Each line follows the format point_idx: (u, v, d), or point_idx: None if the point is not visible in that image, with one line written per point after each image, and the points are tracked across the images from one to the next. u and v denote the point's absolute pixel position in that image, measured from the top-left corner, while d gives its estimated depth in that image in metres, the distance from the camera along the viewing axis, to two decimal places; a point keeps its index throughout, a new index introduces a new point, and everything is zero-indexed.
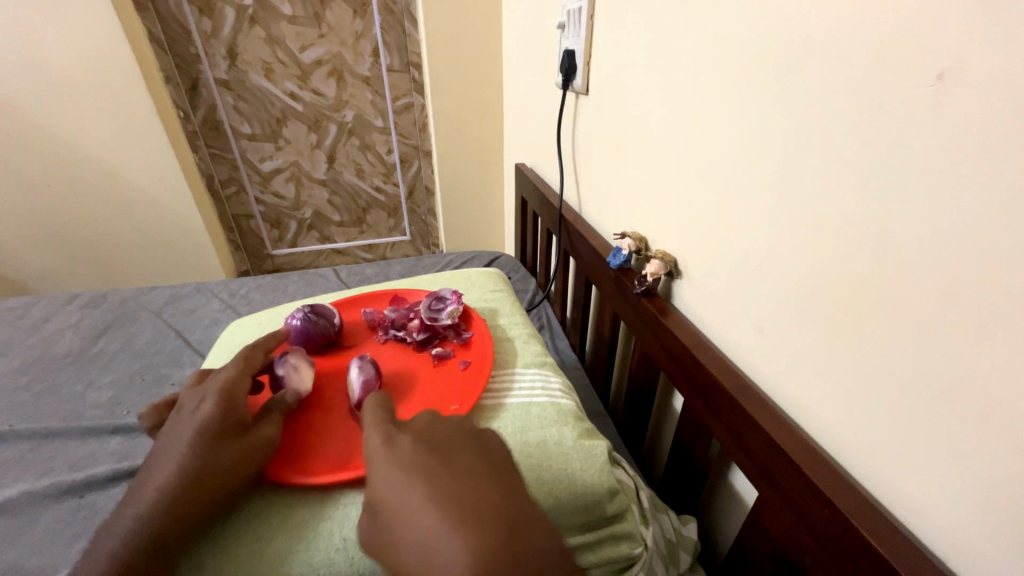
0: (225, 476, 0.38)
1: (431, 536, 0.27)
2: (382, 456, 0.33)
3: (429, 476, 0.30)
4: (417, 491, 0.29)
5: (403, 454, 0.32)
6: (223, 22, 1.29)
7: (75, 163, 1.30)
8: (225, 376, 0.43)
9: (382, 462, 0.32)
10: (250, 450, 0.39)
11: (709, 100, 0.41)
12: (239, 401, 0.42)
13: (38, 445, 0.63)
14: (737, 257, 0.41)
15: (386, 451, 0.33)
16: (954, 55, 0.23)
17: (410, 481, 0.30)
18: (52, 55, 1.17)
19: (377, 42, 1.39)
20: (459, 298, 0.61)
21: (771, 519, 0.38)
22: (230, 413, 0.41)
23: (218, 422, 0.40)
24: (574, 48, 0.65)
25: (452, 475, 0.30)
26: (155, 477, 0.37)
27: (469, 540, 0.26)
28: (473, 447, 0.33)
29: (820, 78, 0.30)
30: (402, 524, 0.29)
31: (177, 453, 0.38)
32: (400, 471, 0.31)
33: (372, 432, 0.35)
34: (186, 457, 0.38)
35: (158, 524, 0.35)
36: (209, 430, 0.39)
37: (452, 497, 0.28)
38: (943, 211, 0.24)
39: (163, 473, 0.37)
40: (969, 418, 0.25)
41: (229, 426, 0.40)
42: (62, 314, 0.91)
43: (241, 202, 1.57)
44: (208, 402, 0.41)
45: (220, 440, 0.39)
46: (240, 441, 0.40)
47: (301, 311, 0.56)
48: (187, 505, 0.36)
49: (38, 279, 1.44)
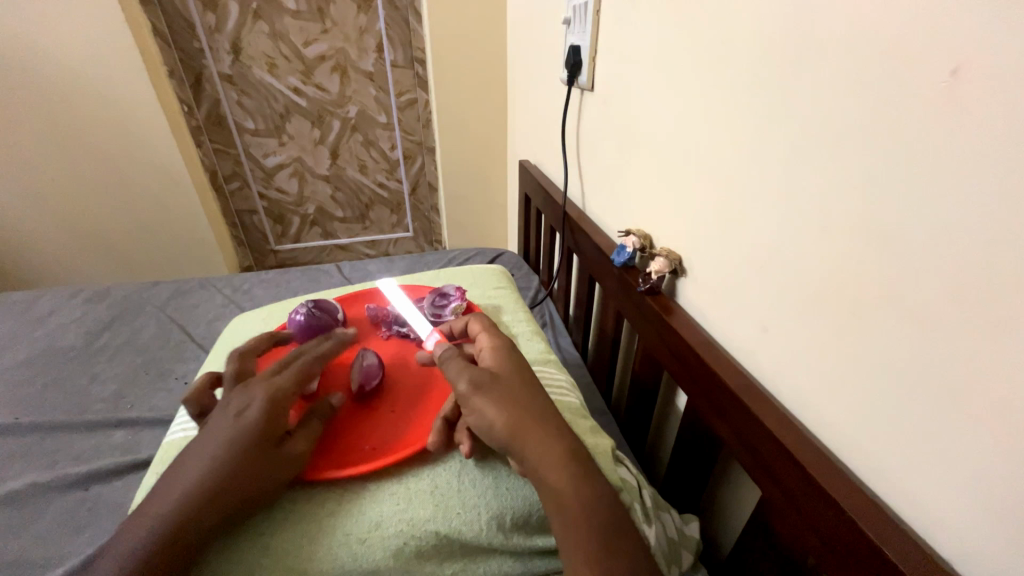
0: (255, 490, 0.37)
1: (534, 425, 0.37)
2: (506, 361, 0.42)
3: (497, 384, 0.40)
4: (526, 391, 0.39)
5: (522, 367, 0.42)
6: (227, 16, 1.28)
7: (80, 157, 1.31)
8: (274, 381, 0.42)
9: (497, 365, 0.42)
10: (282, 466, 0.39)
11: (715, 97, 0.41)
12: (281, 408, 0.41)
13: (43, 438, 0.64)
14: (742, 256, 0.40)
15: (506, 359, 0.43)
16: (966, 51, 0.23)
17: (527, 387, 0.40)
18: (56, 49, 1.17)
19: (380, 38, 1.39)
20: (462, 295, 0.61)
21: (774, 518, 0.38)
22: (271, 424, 0.40)
23: (258, 432, 0.39)
24: (580, 43, 0.65)
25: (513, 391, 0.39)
26: (186, 477, 0.37)
27: (563, 437, 0.37)
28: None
29: (829, 74, 0.30)
30: (508, 405, 0.38)
31: (212, 457, 0.37)
32: (503, 382, 0.40)
33: (497, 342, 0.45)
34: (219, 464, 0.37)
35: (181, 527, 0.35)
36: (248, 438, 0.38)
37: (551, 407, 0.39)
38: (955, 211, 0.24)
39: (196, 475, 0.37)
40: (977, 420, 0.24)
41: (268, 436, 0.39)
42: (67, 308, 0.92)
43: (244, 198, 1.57)
44: (252, 408, 0.40)
45: (256, 452, 0.38)
46: (275, 454, 0.39)
47: (304, 307, 0.57)
48: (223, 506, 0.36)
49: (42, 273, 1.44)
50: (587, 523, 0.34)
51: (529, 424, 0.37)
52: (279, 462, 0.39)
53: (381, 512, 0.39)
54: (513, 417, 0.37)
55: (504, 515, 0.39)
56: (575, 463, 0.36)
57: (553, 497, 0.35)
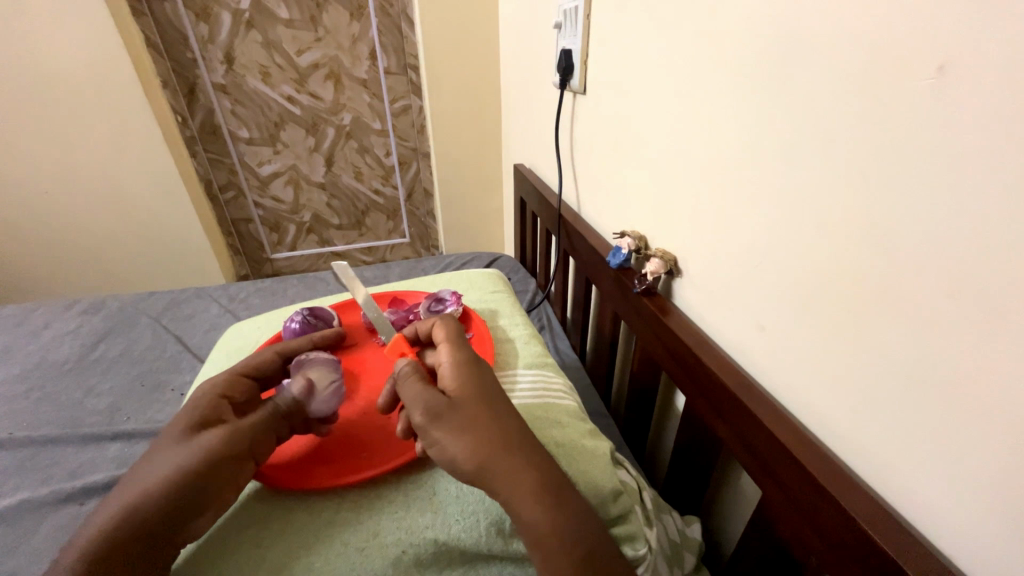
0: (173, 476, 0.36)
1: (494, 450, 0.36)
2: (463, 380, 0.40)
3: (449, 417, 0.38)
4: (487, 413, 0.38)
5: (480, 384, 0.40)
6: (219, 26, 1.28)
7: (74, 169, 1.30)
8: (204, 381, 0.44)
9: (454, 387, 0.40)
10: (203, 450, 0.37)
11: (707, 96, 0.41)
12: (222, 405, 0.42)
13: (37, 452, 0.63)
14: (736, 255, 0.40)
15: (463, 377, 0.40)
16: (952, 47, 0.23)
17: (485, 405, 0.38)
18: (49, 62, 1.17)
19: (373, 45, 1.39)
20: (458, 299, 0.61)
21: (774, 517, 0.37)
22: (195, 416, 0.40)
23: (182, 426, 0.39)
24: (571, 47, 0.65)
25: (467, 424, 0.37)
26: (123, 486, 0.37)
27: (529, 457, 0.36)
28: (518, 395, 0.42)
29: (818, 73, 0.30)
30: (465, 433, 0.37)
31: (145, 459, 0.38)
32: (456, 412, 0.38)
33: (450, 359, 0.42)
34: (149, 464, 0.37)
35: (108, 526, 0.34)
36: (174, 432, 0.39)
37: (515, 424, 0.38)
38: (944, 207, 0.24)
39: (128, 482, 0.37)
40: (973, 414, 0.24)
41: (191, 428, 0.39)
42: (62, 320, 0.91)
43: (240, 207, 1.57)
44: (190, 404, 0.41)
45: (180, 444, 0.38)
46: (194, 440, 0.38)
47: (299, 314, 0.57)
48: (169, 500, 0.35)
49: (38, 285, 1.44)
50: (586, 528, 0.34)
51: (490, 451, 0.36)
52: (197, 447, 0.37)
53: (378, 521, 0.38)
54: (472, 446, 0.36)
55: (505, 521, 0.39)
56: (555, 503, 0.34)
57: (539, 523, 0.34)
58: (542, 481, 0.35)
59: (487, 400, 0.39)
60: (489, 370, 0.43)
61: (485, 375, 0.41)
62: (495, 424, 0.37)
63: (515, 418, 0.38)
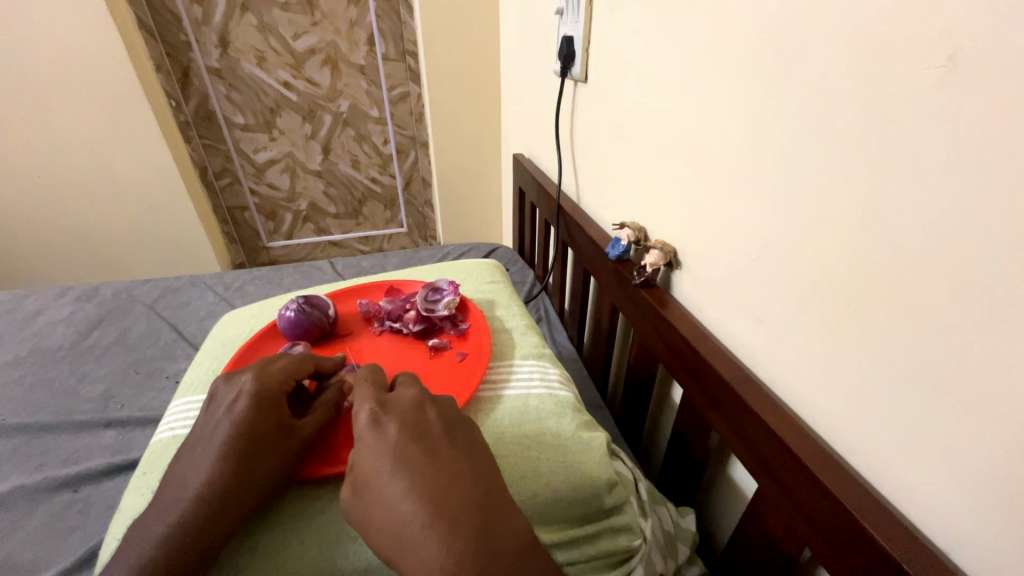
0: (254, 484, 0.36)
1: (398, 535, 0.31)
2: (363, 451, 0.35)
3: (362, 502, 0.33)
4: (390, 494, 0.32)
5: (379, 452, 0.34)
6: (213, 9, 1.26)
7: (67, 153, 1.29)
8: (259, 372, 0.42)
9: (357, 466, 0.35)
10: (259, 460, 0.37)
11: (711, 85, 0.40)
12: (271, 403, 0.40)
13: (31, 439, 0.63)
14: (736, 248, 0.40)
15: (363, 447, 0.35)
16: (963, 34, 0.22)
17: (382, 482, 0.33)
18: (40, 44, 1.14)
19: (371, 30, 1.37)
20: (456, 289, 0.61)
21: (769, 509, 0.38)
22: (263, 418, 0.39)
23: (252, 428, 0.38)
24: (573, 34, 0.64)
25: (375, 510, 0.32)
26: (190, 478, 0.36)
27: (433, 537, 0.30)
28: (443, 444, 0.35)
29: (825, 61, 0.29)
30: (374, 524, 0.32)
31: (211, 454, 0.37)
32: (365, 498, 0.33)
33: (358, 424, 0.37)
34: (220, 463, 0.36)
35: (189, 526, 0.34)
36: (243, 432, 0.38)
37: (416, 496, 0.31)
38: (950, 199, 0.24)
39: (195, 479, 0.36)
40: (973, 410, 0.24)
41: (263, 431, 0.38)
42: (55, 307, 0.90)
43: (236, 194, 1.56)
44: (242, 400, 0.39)
45: (232, 447, 0.37)
46: (269, 448, 0.38)
47: (294, 302, 0.56)
48: (225, 507, 0.35)
49: (32, 271, 1.43)
50: None
51: (393, 538, 0.31)
52: (276, 456, 0.38)
53: None
54: (380, 534, 0.32)
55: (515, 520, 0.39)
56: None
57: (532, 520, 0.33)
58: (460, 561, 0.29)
59: (384, 471, 0.33)
60: (400, 423, 0.36)
61: (388, 436, 0.35)
62: (392, 504, 0.32)
63: (417, 489, 0.32)
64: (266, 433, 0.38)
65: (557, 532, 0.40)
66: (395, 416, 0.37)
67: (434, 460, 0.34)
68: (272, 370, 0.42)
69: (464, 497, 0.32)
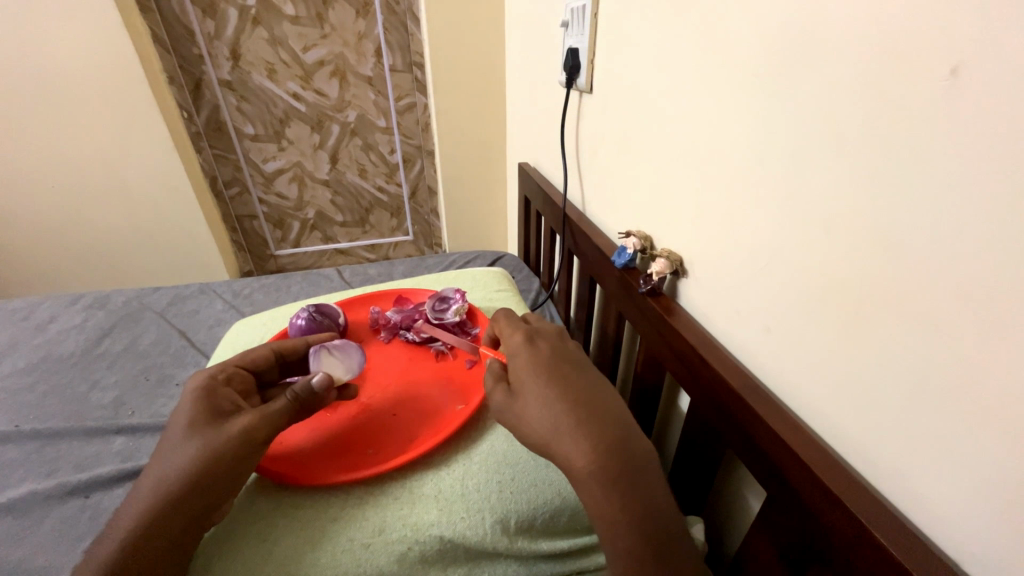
0: (203, 468, 0.37)
1: (553, 427, 0.36)
2: (528, 360, 0.40)
3: (534, 396, 0.38)
4: (568, 402, 0.36)
5: (535, 363, 0.40)
6: (225, 23, 1.29)
7: (80, 163, 1.31)
8: (205, 373, 0.44)
9: (520, 374, 0.40)
10: (219, 440, 0.38)
11: (715, 101, 0.41)
12: (216, 392, 0.42)
13: (42, 446, 0.63)
14: (740, 259, 0.41)
15: (527, 357, 0.41)
16: (967, 50, 0.23)
17: (549, 395, 0.37)
18: (59, 59, 1.18)
19: (379, 42, 1.39)
20: (463, 296, 0.62)
21: (779, 518, 0.37)
22: (208, 404, 0.41)
23: (196, 417, 0.40)
24: (578, 46, 0.65)
25: (553, 407, 0.36)
26: (150, 479, 0.38)
27: (581, 433, 0.35)
28: (580, 367, 0.40)
29: (830, 75, 0.30)
30: (550, 416, 0.36)
31: (169, 446, 0.39)
32: (539, 394, 0.38)
33: (517, 337, 0.44)
34: (176, 452, 0.38)
35: (157, 518, 0.36)
36: (192, 422, 0.40)
37: (562, 402, 0.36)
38: (953, 208, 0.24)
39: (157, 472, 0.38)
40: (985, 425, 0.24)
41: (210, 417, 0.40)
42: (67, 315, 0.92)
43: (245, 203, 1.57)
44: (190, 395, 0.42)
45: (192, 436, 0.39)
46: (219, 426, 0.39)
47: (305, 311, 0.59)
48: (187, 494, 0.37)
49: (46, 278, 1.46)
50: (630, 505, 0.33)
51: (552, 427, 0.36)
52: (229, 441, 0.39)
53: (385, 517, 0.40)
54: (531, 421, 0.37)
55: (507, 519, 0.40)
56: (608, 482, 0.33)
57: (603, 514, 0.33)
58: (600, 456, 0.34)
59: (540, 376, 0.39)
60: (551, 344, 0.42)
61: (542, 353, 0.41)
62: (549, 401, 0.37)
63: (569, 397, 0.37)
64: (216, 417, 0.40)
65: (554, 543, 0.42)
66: (547, 341, 0.43)
67: (588, 377, 0.39)
68: (217, 370, 0.45)
69: (597, 410, 0.36)
